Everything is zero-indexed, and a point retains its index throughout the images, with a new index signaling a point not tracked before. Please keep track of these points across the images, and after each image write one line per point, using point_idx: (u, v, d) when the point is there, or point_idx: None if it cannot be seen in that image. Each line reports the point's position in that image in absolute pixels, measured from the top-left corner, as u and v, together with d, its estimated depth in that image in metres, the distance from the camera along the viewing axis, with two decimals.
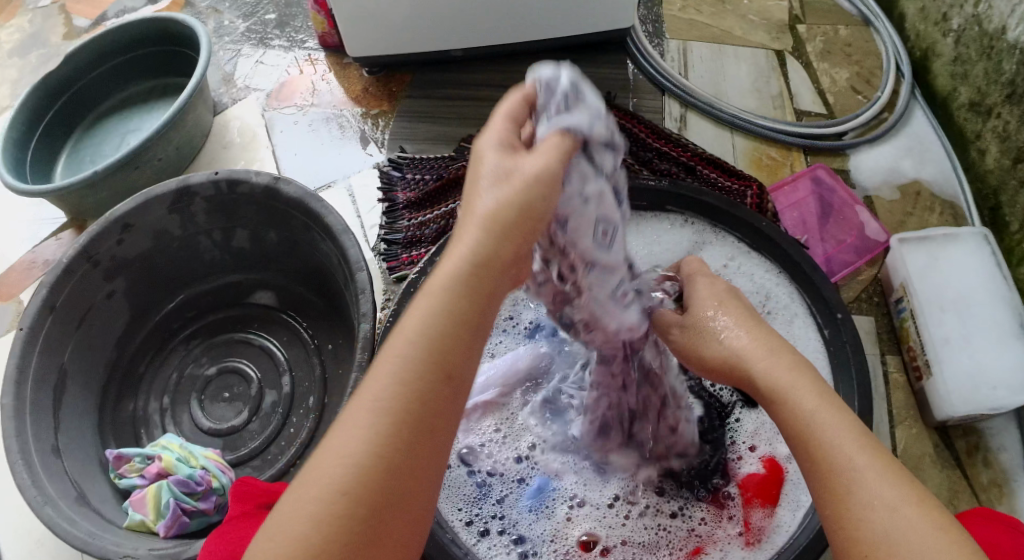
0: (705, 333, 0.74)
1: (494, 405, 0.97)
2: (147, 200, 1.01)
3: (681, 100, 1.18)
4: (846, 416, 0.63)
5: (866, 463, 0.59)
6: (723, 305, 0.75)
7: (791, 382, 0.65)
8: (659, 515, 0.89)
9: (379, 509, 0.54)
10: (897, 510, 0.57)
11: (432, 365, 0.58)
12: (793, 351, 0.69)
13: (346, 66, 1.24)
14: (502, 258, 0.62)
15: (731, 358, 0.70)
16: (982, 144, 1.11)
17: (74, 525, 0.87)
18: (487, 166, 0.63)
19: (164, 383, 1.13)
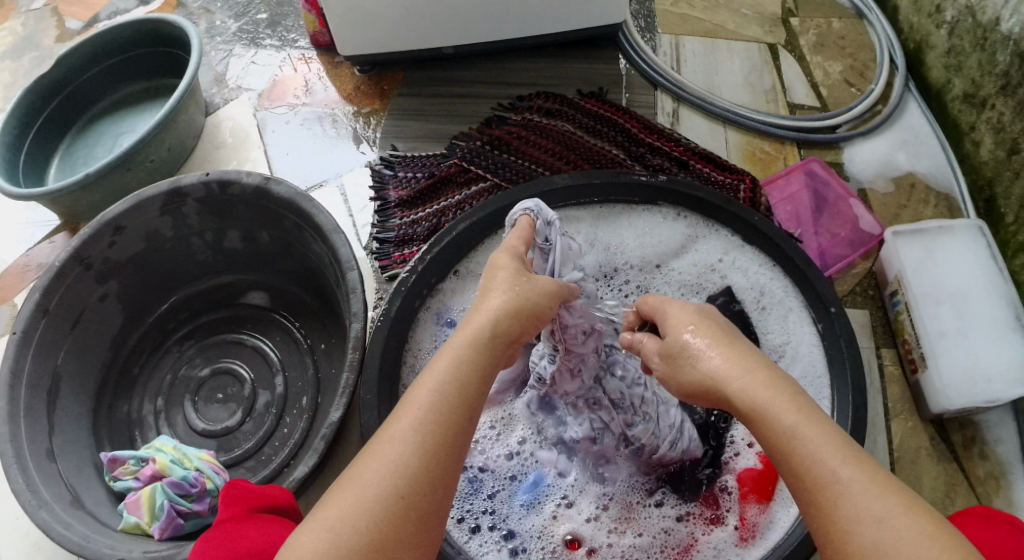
0: (682, 358, 0.72)
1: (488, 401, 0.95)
2: (139, 202, 1.00)
3: (673, 94, 1.17)
4: (829, 429, 0.62)
5: (851, 475, 0.59)
6: (696, 325, 0.73)
7: (768, 398, 0.64)
8: (648, 515, 0.89)
9: (410, 524, 0.58)
10: (883, 520, 0.56)
11: (456, 402, 0.63)
12: (769, 367, 0.68)
13: (338, 65, 1.23)
14: (517, 325, 0.70)
15: (707, 382, 0.69)
16: (977, 136, 1.11)
17: (69, 529, 0.87)
18: (505, 263, 0.75)
19: (159, 384, 1.12)
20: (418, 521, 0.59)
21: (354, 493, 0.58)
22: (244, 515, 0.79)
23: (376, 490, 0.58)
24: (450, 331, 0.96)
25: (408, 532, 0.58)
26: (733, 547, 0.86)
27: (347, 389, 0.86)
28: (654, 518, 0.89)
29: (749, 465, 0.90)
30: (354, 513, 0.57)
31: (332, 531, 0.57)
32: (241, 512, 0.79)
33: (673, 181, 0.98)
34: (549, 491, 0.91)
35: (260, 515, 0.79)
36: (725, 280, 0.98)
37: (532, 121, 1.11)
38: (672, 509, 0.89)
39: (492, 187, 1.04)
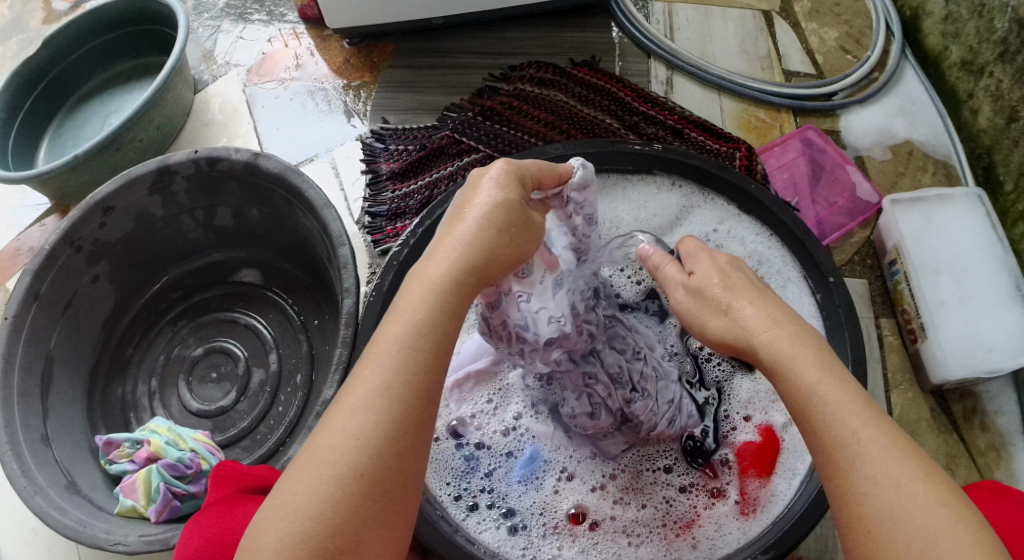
0: (711, 308, 0.72)
1: (486, 375, 0.95)
2: (127, 181, 0.99)
3: (667, 63, 1.16)
4: (850, 387, 0.61)
5: (871, 437, 0.58)
6: (726, 277, 0.73)
7: (793, 354, 0.64)
8: (651, 486, 0.88)
9: (372, 500, 0.56)
10: (901, 486, 0.56)
11: (413, 369, 0.60)
12: (797, 321, 0.67)
13: (327, 38, 1.21)
14: (482, 272, 0.65)
15: (729, 332, 0.70)
16: (975, 103, 1.09)
17: (65, 513, 0.86)
18: (481, 192, 0.67)
19: (152, 365, 1.11)
20: (380, 501, 0.57)
21: (315, 472, 0.57)
22: (232, 496, 0.78)
23: (333, 473, 0.56)
24: None
25: (368, 509, 0.56)
26: (732, 521, 0.85)
27: (340, 366, 0.85)
28: (656, 487, 0.88)
29: (747, 439, 0.90)
30: (314, 495, 0.56)
31: (288, 517, 0.55)
32: (229, 495, 0.79)
33: (669, 149, 0.96)
34: (546, 467, 0.90)
35: (248, 496, 0.79)
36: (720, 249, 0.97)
37: (524, 91, 1.10)
38: (679, 478, 0.89)
39: (484, 157, 1.03)
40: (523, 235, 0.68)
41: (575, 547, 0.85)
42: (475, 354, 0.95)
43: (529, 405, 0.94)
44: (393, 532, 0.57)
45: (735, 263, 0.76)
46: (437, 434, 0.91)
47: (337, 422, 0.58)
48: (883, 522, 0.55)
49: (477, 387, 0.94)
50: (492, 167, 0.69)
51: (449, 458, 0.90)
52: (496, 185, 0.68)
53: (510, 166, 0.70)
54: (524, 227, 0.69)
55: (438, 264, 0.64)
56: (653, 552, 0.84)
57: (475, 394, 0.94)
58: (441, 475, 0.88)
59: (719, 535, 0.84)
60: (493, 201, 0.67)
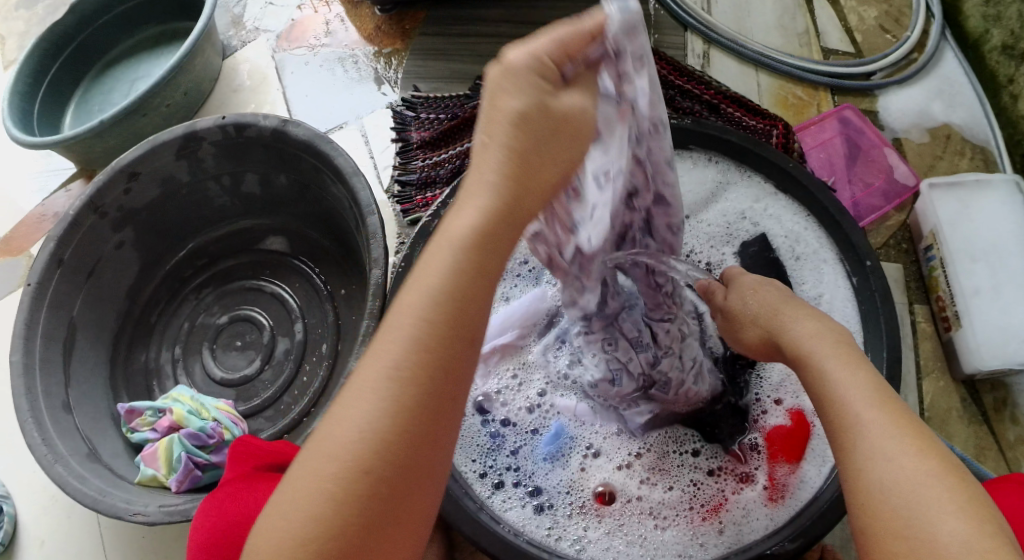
0: (739, 320, 0.72)
1: (512, 349, 0.94)
2: (153, 147, 0.98)
3: (703, 36, 1.14)
4: (867, 375, 0.60)
5: (871, 417, 0.57)
6: (756, 290, 0.72)
7: (811, 347, 0.63)
8: (679, 467, 0.87)
9: (374, 501, 0.52)
10: (892, 458, 0.54)
11: (430, 351, 0.53)
12: (826, 321, 0.66)
13: (357, 4, 1.19)
14: (520, 215, 0.55)
15: (764, 337, 0.68)
16: (1015, 89, 1.07)
17: (85, 483, 0.86)
18: (505, 98, 0.53)
19: (176, 332, 1.11)
20: (386, 503, 0.53)
21: (318, 470, 0.53)
22: (249, 475, 0.78)
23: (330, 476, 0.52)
24: None
25: (372, 513, 0.53)
26: (760, 507, 0.83)
27: (365, 337, 0.84)
28: (683, 470, 0.87)
29: (777, 422, 0.88)
30: (320, 488, 0.52)
31: (289, 515, 0.53)
32: (246, 472, 0.78)
33: (707, 124, 0.95)
34: (573, 443, 0.89)
35: (267, 474, 0.78)
36: (758, 228, 0.96)
37: None
38: (707, 461, 0.87)
39: None
40: (561, 139, 0.55)
41: (601, 528, 0.83)
42: (502, 328, 0.94)
43: (553, 381, 0.92)
44: (402, 531, 0.54)
45: (766, 281, 0.74)
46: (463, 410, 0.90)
47: (346, 411, 0.53)
48: (876, 492, 0.54)
49: (502, 361, 0.93)
50: (511, 63, 0.53)
51: (475, 434, 0.88)
52: (513, 96, 0.53)
53: (529, 59, 0.53)
54: (564, 129, 0.55)
55: (466, 213, 0.54)
56: (680, 535, 0.83)
57: (500, 368, 0.93)
58: (466, 452, 0.87)
59: (746, 520, 0.82)
60: (518, 109, 0.53)
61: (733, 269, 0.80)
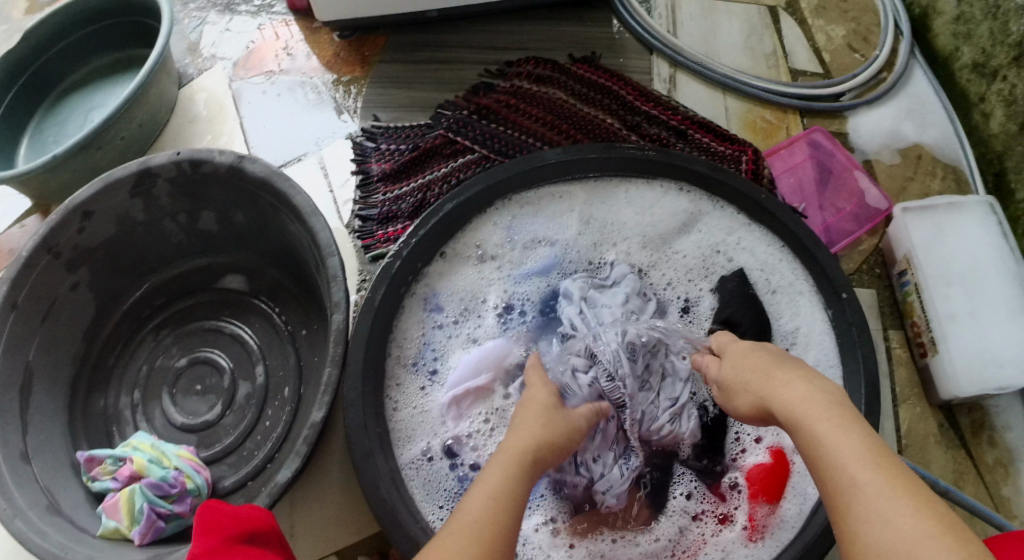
0: (732, 385, 0.72)
1: (485, 392, 0.89)
2: (106, 185, 0.95)
3: (669, 59, 1.12)
4: (862, 432, 0.59)
5: (867, 478, 0.55)
6: (747, 353, 0.73)
7: (805, 409, 0.62)
8: (657, 516, 0.84)
9: None
10: (889, 520, 0.53)
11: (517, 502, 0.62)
12: (820, 380, 0.65)
13: (317, 31, 1.17)
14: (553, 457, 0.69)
15: (756, 403, 0.68)
16: (986, 107, 1.06)
17: (46, 537, 0.83)
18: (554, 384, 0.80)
19: (135, 376, 1.06)
20: None
21: None
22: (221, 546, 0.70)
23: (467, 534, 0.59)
24: (437, 317, 0.92)
25: None
26: (741, 548, 0.82)
27: (329, 387, 0.80)
28: (662, 516, 0.84)
29: (756, 460, 0.86)
30: None
31: None
32: (216, 544, 0.70)
33: (675, 154, 0.93)
34: (541, 500, 0.84)
35: (242, 546, 0.71)
36: (733, 262, 0.94)
37: (520, 88, 1.05)
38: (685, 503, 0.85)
39: (480, 158, 0.99)
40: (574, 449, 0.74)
41: None
42: (475, 371, 0.89)
43: None
44: None
45: (760, 345, 0.74)
46: (431, 453, 0.86)
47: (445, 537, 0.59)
48: (872, 556, 0.53)
49: (474, 405, 0.88)
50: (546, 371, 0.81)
51: (443, 479, 0.85)
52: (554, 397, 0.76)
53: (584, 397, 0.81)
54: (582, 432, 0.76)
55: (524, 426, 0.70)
56: None
57: (472, 412, 0.88)
58: (433, 499, 0.83)
59: None
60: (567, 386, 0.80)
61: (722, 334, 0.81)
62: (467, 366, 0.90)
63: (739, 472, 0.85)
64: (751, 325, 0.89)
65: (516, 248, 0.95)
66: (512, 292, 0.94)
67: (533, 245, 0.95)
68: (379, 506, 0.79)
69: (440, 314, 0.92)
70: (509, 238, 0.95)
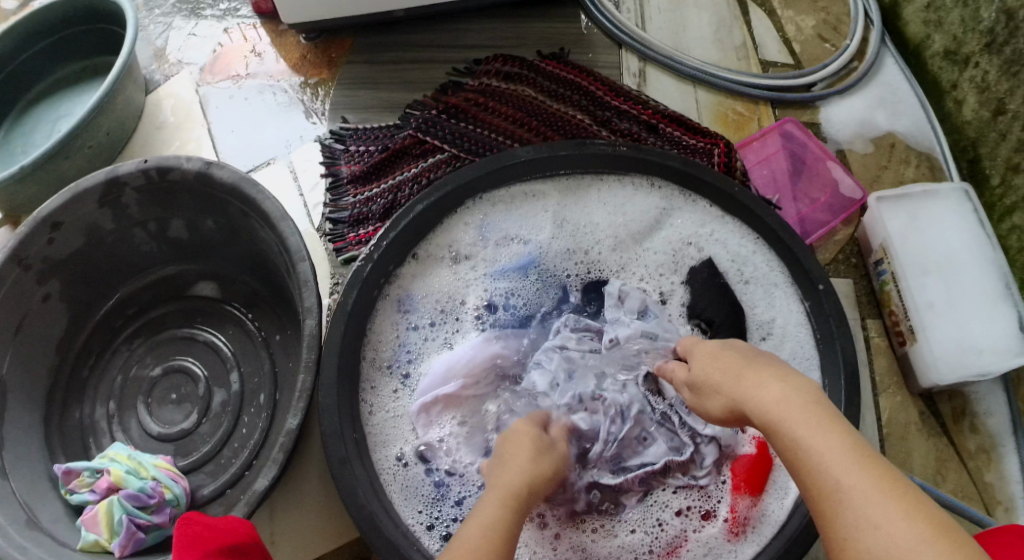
0: (703, 389, 0.72)
1: (457, 399, 0.88)
2: (75, 195, 0.93)
3: (639, 53, 1.11)
4: (843, 432, 0.58)
5: (853, 482, 0.55)
6: (718, 356, 0.72)
7: (779, 410, 0.61)
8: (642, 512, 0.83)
9: None
10: (879, 527, 0.53)
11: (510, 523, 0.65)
12: (792, 376, 0.65)
13: (283, 33, 1.15)
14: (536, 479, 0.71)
15: (727, 405, 0.68)
16: (959, 94, 1.06)
17: (25, 554, 0.82)
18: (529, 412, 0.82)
19: (110, 387, 1.05)
20: None
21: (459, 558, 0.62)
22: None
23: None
24: (411, 320, 0.91)
25: None
26: (724, 543, 0.81)
27: (303, 394, 0.80)
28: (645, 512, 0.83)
29: (743, 451, 0.85)
30: None
31: None
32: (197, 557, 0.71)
33: (645, 149, 0.92)
34: None
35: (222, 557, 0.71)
36: (702, 253, 0.94)
37: (490, 86, 1.04)
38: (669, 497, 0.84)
39: (450, 158, 0.98)
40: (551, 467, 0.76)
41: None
42: (445, 378, 0.88)
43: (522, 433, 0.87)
44: None
45: (728, 345, 0.74)
46: (406, 459, 0.85)
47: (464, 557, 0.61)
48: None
49: (445, 411, 0.87)
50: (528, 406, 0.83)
51: (419, 485, 0.84)
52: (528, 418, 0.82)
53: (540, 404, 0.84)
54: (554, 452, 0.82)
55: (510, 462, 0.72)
56: None
57: (444, 418, 0.87)
58: (411, 503, 0.83)
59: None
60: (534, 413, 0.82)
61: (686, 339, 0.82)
62: (440, 371, 0.88)
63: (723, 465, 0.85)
64: (725, 320, 0.90)
65: (490, 247, 0.94)
66: (490, 290, 0.93)
67: (506, 242, 0.95)
68: (359, 512, 0.78)
69: (414, 315, 0.91)
70: (481, 237, 0.94)
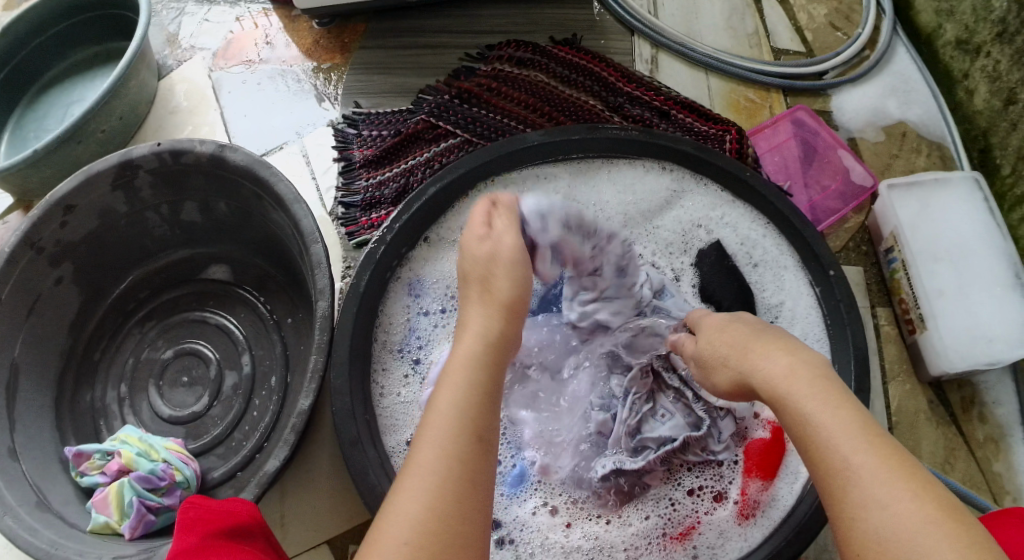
0: (710, 363, 0.70)
1: None
2: (88, 178, 0.94)
3: (651, 40, 1.12)
4: (854, 412, 0.58)
5: (862, 462, 0.55)
6: (726, 328, 0.70)
7: (790, 387, 0.61)
8: (656, 494, 0.83)
9: (445, 535, 0.55)
10: (888, 508, 0.53)
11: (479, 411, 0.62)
12: (806, 352, 0.64)
13: (296, 19, 1.16)
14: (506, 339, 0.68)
15: (735, 380, 0.66)
16: (970, 84, 1.06)
17: (37, 534, 0.83)
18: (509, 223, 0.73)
19: (121, 369, 1.06)
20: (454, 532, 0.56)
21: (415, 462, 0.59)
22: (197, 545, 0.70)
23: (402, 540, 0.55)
24: (422, 304, 0.91)
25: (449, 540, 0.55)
26: (734, 527, 0.81)
27: (316, 374, 0.80)
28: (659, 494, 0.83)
29: (758, 436, 0.86)
30: (403, 536, 0.55)
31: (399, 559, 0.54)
32: (196, 544, 0.69)
33: (656, 134, 0.92)
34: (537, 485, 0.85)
35: (224, 542, 0.70)
36: (712, 235, 0.94)
37: (502, 71, 1.04)
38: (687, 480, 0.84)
39: (463, 142, 0.98)
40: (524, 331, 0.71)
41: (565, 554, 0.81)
42: None
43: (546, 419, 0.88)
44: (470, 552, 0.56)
45: (736, 317, 0.72)
46: None
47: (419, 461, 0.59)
48: (870, 544, 0.53)
49: None
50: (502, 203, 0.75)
51: None
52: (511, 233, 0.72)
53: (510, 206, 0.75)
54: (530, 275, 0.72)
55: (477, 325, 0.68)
56: None
57: None
58: None
59: (721, 542, 0.81)
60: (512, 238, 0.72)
61: (694, 314, 0.80)
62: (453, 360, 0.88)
63: (737, 448, 0.85)
64: (733, 302, 0.90)
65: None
66: None
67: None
68: (369, 493, 0.78)
69: (425, 300, 0.91)
70: None
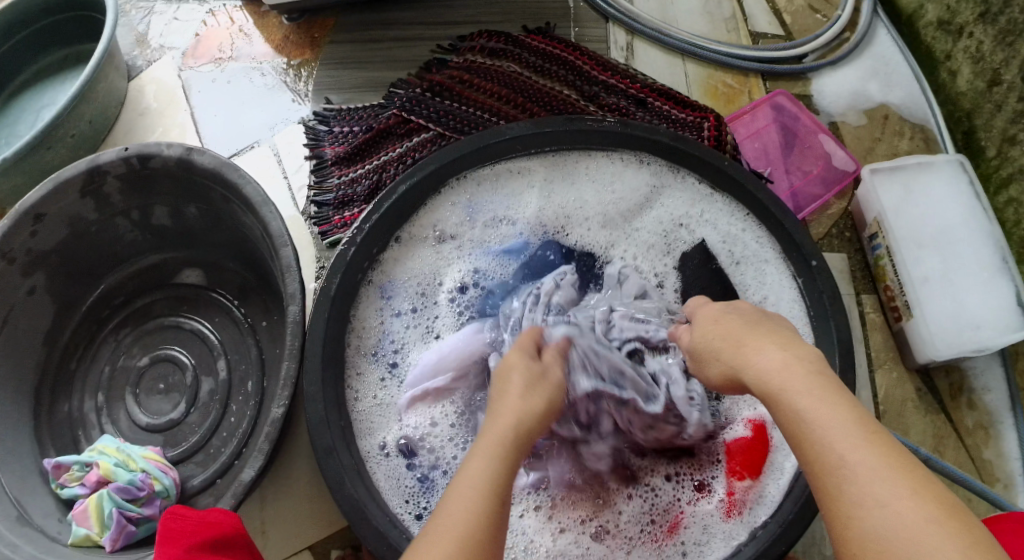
0: (703, 356, 0.68)
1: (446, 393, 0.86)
2: (56, 185, 0.92)
3: (626, 27, 1.10)
4: (849, 406, 0.56)
5: (858, 459, 0.53)
6: (719, 321, 0.69)
7: (782, 380, 0.59)
8: (636, 493, 0.82)
9: None
10: (887, 506, 0.51)
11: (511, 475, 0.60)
12: (801, 346, 0.62)
13: (265, 15, 1.14)
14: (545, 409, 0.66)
15: (726, 373, 0.65)
16: (953, 64, 1.04)
17: (13, 551, 0.81)
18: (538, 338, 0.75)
19: (97, 378, 1.04)
20: None
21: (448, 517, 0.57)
22: (181, 557, 0.68)
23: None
24: (394, 305, 0.89)
25: None
26: (720, 523, 0.80)
27: (288, 382, 0.79)
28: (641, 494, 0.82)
29: (737, 435, 0.84)
30: None
31: None
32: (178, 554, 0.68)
33: (631, 124, 0.90)
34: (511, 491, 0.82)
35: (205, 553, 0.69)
36: (695, 235, 0.93)
37: (474, 62, 1.03)
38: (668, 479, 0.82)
39: (435, 137, 0.96)
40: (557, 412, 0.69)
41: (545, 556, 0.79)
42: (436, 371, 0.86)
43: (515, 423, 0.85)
44: None
45: (730, 308, 0.71)
46: (388, 449, 0.83)
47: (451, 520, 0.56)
48: (867, 544, 0.51)
49: (433, 405, 0.86)
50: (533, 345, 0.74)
51: (403, 478, 0.82)
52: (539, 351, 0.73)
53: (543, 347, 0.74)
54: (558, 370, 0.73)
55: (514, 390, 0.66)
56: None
57: (431, 412, 0.85)
58: (397, 494, 0.81)
59: (707, 538, 0.79)
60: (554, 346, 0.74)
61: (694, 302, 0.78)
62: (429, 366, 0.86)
63: (719, 448, 0.83)
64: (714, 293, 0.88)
65: (476, 228, 0.93)
66: (467, 274, 0.92)
67: (494, 224, 0.94)
68: (346, 501, 0.76)
69: (396, 300, 0.90)
70: (468, 217, 0.93)
